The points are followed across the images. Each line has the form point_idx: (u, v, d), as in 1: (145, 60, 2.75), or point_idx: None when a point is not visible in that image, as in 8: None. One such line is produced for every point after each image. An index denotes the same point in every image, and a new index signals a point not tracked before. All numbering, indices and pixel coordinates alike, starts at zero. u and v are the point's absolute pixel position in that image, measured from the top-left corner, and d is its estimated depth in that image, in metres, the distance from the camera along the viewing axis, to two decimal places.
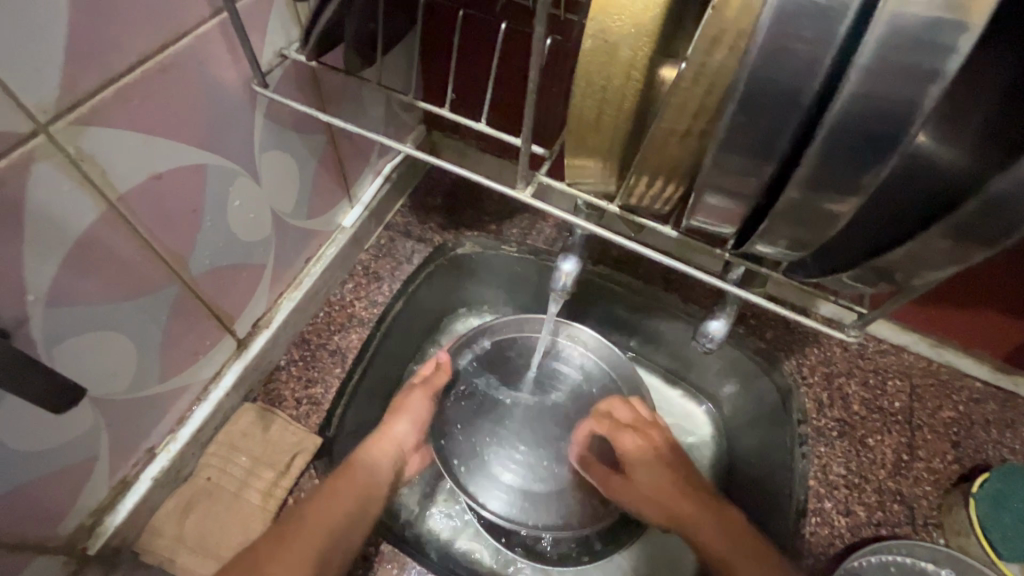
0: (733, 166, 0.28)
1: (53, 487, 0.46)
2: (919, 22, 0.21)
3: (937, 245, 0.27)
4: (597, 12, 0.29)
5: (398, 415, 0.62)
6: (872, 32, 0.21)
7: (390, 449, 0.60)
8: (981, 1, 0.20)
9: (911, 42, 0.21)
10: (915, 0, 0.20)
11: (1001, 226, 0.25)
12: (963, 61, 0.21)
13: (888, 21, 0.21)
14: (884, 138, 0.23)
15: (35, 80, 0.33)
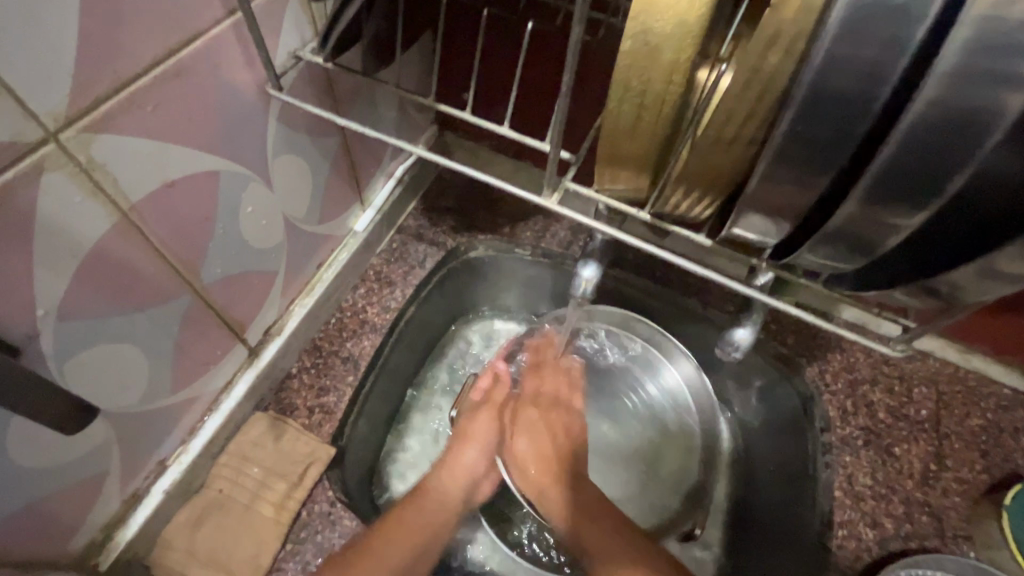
0: (786, 174, 0.26)
1: (65, 503, 0.45)
2: (1011, 25, 0.19)
3: (1012, 262, 0.26)
4: (640, 11, 0.27)
5: (465, 441, 0.61)
6: (956, 36, 0.20)
7: (461, 477, 0.60)
8: None
9: (998, 46, 0.20)
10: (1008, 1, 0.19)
11: None
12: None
13: (977, 24, 0.20)
14: (959, 148, 0.22)
15: (45, 87, 0.31)
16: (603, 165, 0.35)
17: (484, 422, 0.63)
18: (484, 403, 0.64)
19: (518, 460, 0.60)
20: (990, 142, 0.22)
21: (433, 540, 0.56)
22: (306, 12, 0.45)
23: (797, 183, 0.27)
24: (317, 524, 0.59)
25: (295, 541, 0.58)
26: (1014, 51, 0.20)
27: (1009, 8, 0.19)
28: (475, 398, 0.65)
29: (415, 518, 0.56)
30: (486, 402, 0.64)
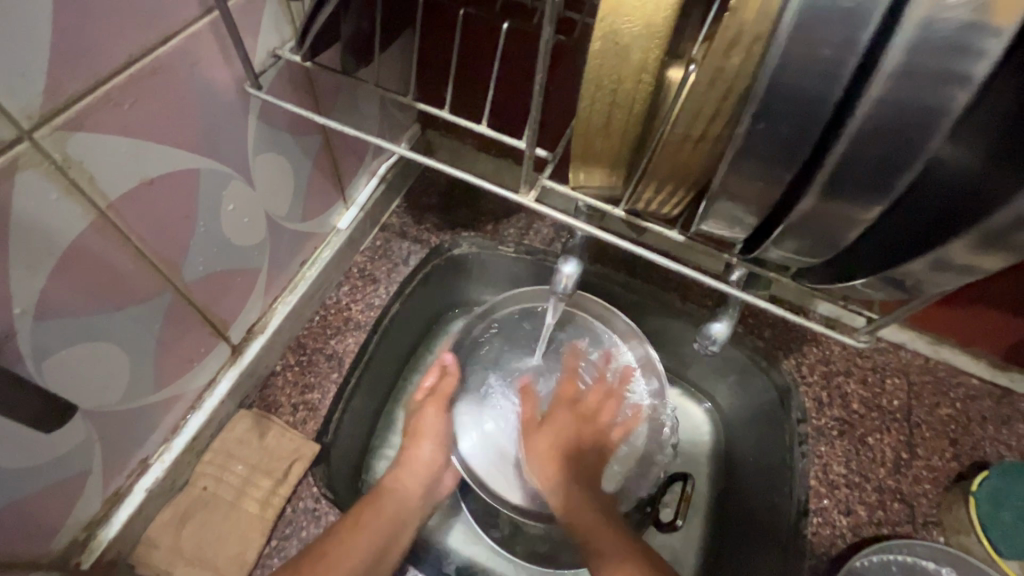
0: (750, 169, 0.27)
1: (45, 503, 0.45)
2: (950, 26, 0.21)
3: (962, 253, 0.27)
4: (608, 12, 0.28)
5: (419, 439, 0.63)
6: (902, 35, 0.21)
7: (419, 473, 0.62)
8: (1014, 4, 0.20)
9: (941, 47, 0.21)
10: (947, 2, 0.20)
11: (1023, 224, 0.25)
12: (993, 65, 0.21)
13: (917, 24, 0.21)
14: (908, 145, 0.24)
15: (19, 83, 0.31)
16: (578, 162, 0.36)
17: (432, 418, 0.64)
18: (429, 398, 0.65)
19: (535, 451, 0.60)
20: (938, 135, 0.23)
21: (388, 543, 0.57)
22: (284, 11, 0.45)
23: (761, 177, 0.27)
24: (302, 520, 0.60)
25: (280, 537, 0.58)
26: (957, 52, 0.21)
27: (949, 8, 0.21)
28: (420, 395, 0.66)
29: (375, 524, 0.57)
30: (432, 397, 0.65)
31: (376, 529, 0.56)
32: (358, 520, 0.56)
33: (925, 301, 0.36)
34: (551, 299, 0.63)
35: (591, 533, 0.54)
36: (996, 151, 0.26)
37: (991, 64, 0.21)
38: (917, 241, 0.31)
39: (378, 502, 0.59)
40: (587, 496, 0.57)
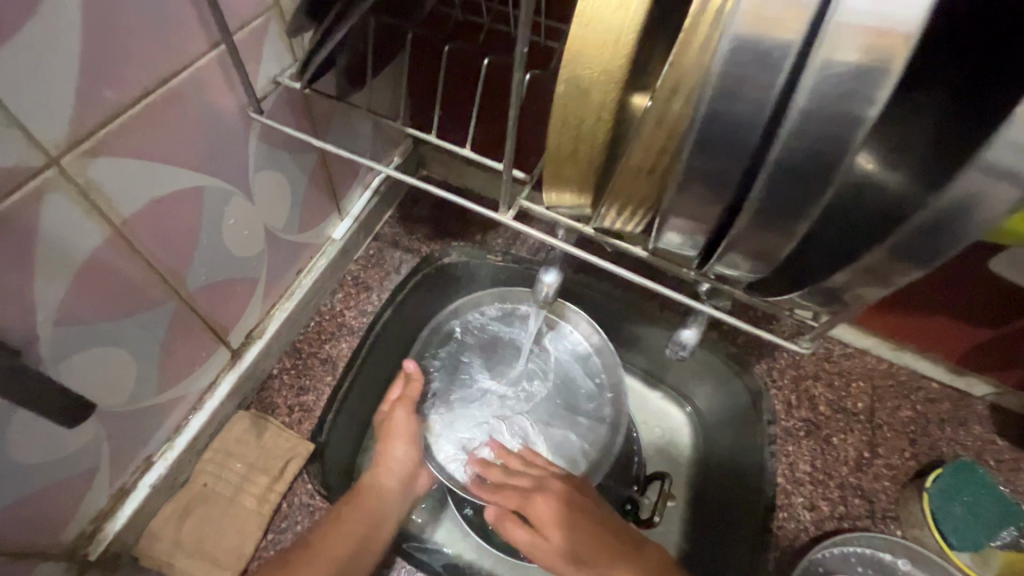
0: (693, 200, 0.31)
1: (55, 497, 0.48)
2: (844, 74, 0.24)
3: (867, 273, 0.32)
4: (569, 61, 0.32)
5: (391, 439, 0.65)
6: (805, 81, 0.24)
7: (397, 471, 0.64)
8: (895, 55, 0.24)
9: (838, 91, 0.25)
10: (839, 55, 0.24)
11: (933, 245, 0.28)
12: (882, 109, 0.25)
13: (817, 73, 0.24)
14: (818, 174, 0.27)
15: (50, 115, 0.35)
16: (550, 187, 0.40)
17: (402, 420, 0.66)
18: (399, 401, 0.68)
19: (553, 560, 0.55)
20: (842, 166, 0.26)
21: (374, 531, 0.60)
22: (285, 44, 0.50)
23: (704, 207, 0.31)
24: (298, 515, 0.63)
25: (276, 531, 0.62)
26: (852, 94, 0.25)
27: (841, 59, 0.24)
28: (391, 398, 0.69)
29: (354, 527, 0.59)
30: (400, 401, 0.67)
31: (362, 518, 0.60)
32: (343, 512, 0.59)
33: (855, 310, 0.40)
34: (534, 305, 0.67)
35: None
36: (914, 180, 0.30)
37: (880, 108, 0.25)
38: (838, 258, 0.35)
39: (357, 499, 0.61)
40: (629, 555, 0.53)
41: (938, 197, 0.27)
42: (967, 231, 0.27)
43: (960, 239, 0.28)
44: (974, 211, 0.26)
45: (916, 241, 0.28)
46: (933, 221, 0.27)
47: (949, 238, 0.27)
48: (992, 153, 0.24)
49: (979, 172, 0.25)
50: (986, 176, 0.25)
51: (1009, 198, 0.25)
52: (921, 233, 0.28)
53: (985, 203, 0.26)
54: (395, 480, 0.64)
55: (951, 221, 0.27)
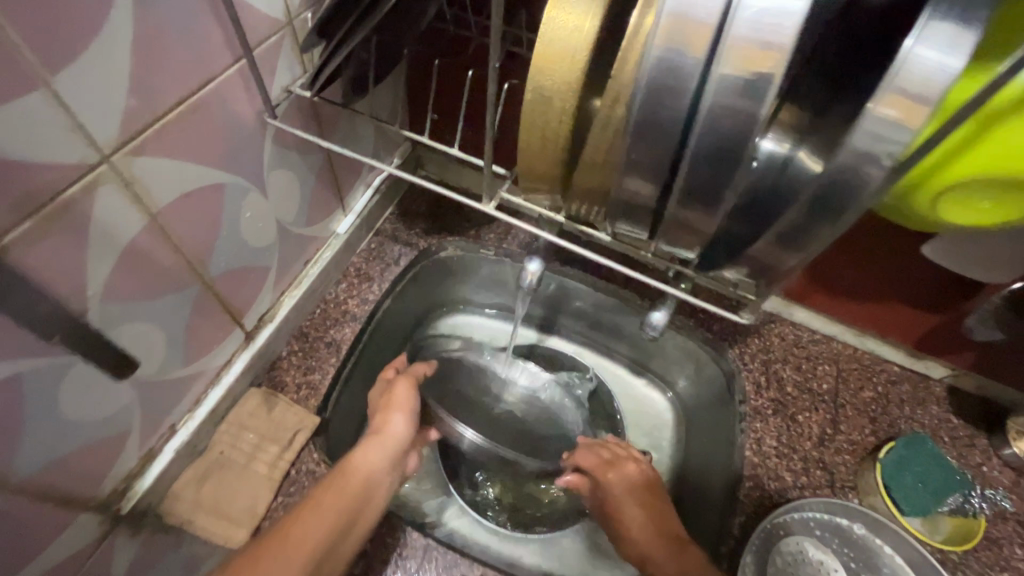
0: (636, 187, 0.38)
1: (95, 454, 0.54)
2: (739, 83, 0.30)
3: (774, 252, 0.38)
4: (533, 75, 0.39)
5: (389, 411, 0.69)
6: (708, 89, 0.31)
7: (389, 445, 0.67)
8: (777, 67, 0.30)
9: (735, 96, 0.31)
10: (733, 69, 0.30)
11: (837, 204, 0.32)
12: (769, 111, 0.31)
13: (718, 81, 0.31)
14: (727, 163, 0.33)
15: (104, 120, 0.41)
16: (523, 179, 0.46)
17: (403, 392, 0.71)
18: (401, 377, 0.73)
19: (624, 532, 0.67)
20: (745, 157, 0.33)
21: (356, 510, 0.61)
22: (297, 57, 0.56)
23: (644, 194, 0.38)
24: (304, 480, 0.70)
25: (285, 494, 0.69)
26: (747, 99, 0.31)
27: (735, 71, 0.30)
28: (388, 376, 0.74)
29: (341, 493, 0.61)
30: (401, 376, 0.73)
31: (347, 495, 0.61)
32: (331, 490, 0.61)
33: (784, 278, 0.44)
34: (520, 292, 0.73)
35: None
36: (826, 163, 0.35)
37: (769, 108, 0.31)
38: (753, 233, 0.41)
39: (344, 478, 0.62)
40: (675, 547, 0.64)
41: (833, 159, 0.31)
42: (849, 210, 0.32)
43: (844, 213, 0.33)
44: (853, 176, 0.31)
45: (816, 209, 0.33)
46: (820, 197, 0.32)
47: (842, 197, 0.32)
48: (857, 141, 0.30)
49: (848, 157, 0.30)
50: (854, 158, 0.30)
51: (872, 180, 0.31)
52: (818, 198, 0.32)
53: (854, 180, 0.31)
54: (387, 451, 0.67)
55: (834, 197, 0.32)
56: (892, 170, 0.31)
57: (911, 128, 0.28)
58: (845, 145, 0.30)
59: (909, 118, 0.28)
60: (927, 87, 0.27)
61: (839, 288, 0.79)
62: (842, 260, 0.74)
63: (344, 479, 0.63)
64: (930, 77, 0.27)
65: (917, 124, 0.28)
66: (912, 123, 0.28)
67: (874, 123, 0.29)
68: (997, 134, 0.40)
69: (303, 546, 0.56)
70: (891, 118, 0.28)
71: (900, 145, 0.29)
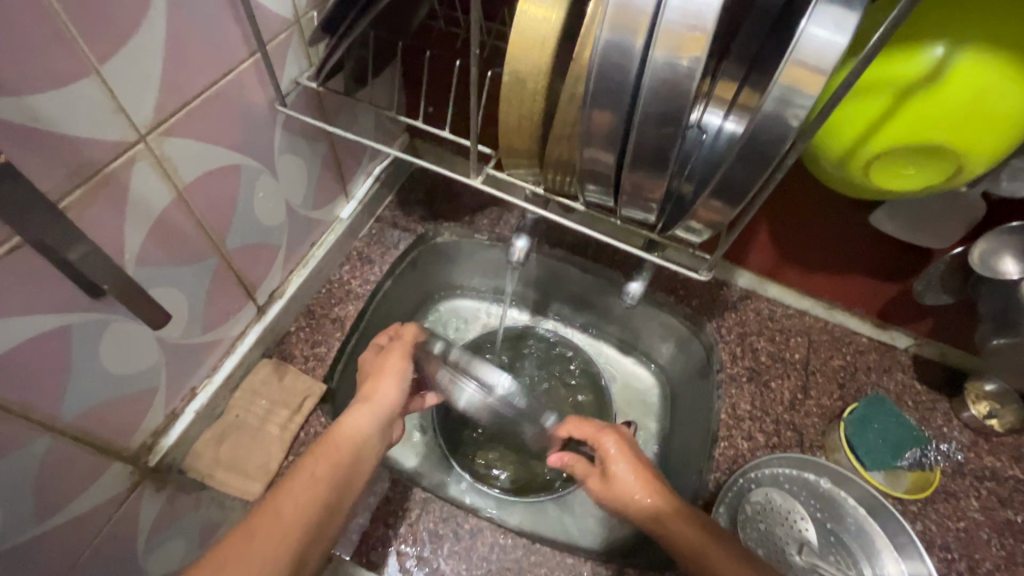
0: (597, 154, 0.44)
1: (127, 407, 0.60)
2: (673, 58, 0.37)
3: (715, 208, 0.44)
4: (510, 60, 0.45)
5: (381, 375, 0.70)
6: (648, 66, 0.37)
7: (377, 410, 0.68)
8: (702, 47, 0.36)
9: (671, 70, 0.37)
10: (668, 49, 0.37)
11: (759, 161, 0.39)
12: (699, 83, 0.37)
13: (655, 58, 0.37)
14: (669, 129, 0.40)
15: (140, 105, 0.48)
16: (504, 153, 0.52)
17: (395, 360, 0.71)
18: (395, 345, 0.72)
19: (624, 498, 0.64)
20: (683, 123, 0.39)
21: (344, 479, 0.62)
22: (304, 52, 0.63)
23: (604, 160, 0.44)
24: (312, 442, 0.76)
25: (295, 453, 0.75)
26: (680, 73, 0.37)
27: (669, 50, 0.37)
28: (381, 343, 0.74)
29: (333, 461, 0.62)
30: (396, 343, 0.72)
31: (334, 460, 0.62)
32: (319, 455, 0.62)
33: (734, 235, 0.50)
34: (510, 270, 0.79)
35: (694, 553, 0.59)
36: None
37: (699, 81, 0.37)
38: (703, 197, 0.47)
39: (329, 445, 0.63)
40: (678, 513, 0.62)
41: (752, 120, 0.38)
42: (770, 161, 0.39)
43: (770, 165, 0.39)
44: (769, 137, 0.38)
45: (742, 166, 0.40)
46: (745, 154, 0.39)
47: (761, 155, 0.38)
48: (768, 105, 0.36)
49: (764, 118, 0.37)
50: (769, 120, 0.37)
51: (787, 136, 0.37)
52: (743, 156, 0.39)
53: (772, 135, 0.37)
54: (373, 418, 0.67)
55: (759, 152, 0.38)
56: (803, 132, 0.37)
57: (811, 94, 0.35)
58: (760, 109, 0.37)
59: (810, 85, 0.35)
60: (821, 59, 0.34)
61: (806, 262, 0.86)
62: (809, 235, 0.81)
63: (336, 446, 0.63)
64: (822, 51, 0.34)
65: (814, 90, 0.35)
66: (810, 89, 0.35)
67: (781, 91, 0.36)
68: (911, 106, 0.47)
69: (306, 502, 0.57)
70: (795, 86, 0.35)
71: (804, 108, 0.36)
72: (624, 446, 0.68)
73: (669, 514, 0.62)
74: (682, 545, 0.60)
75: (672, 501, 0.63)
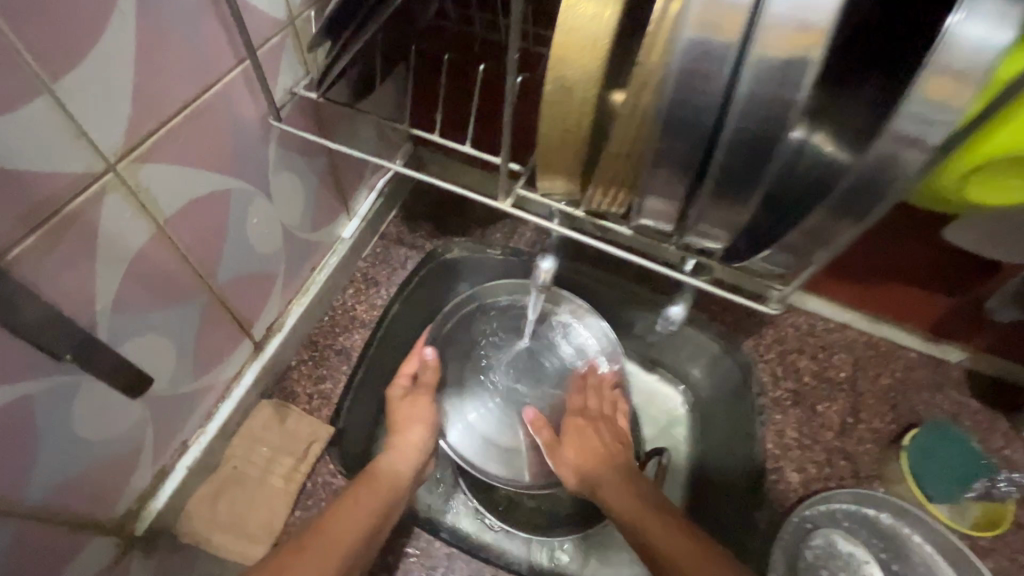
0: (666, 177, 0.36)
1: (107, 473, 0.53)
2: (778, 61, 0.29)
3: (804, 241, 0.37)
4: (554, 64, 0.38)
5: (408, 424, 0.70)
6: (745, 72, 0.30)
7: (413, 455, 0.68)
8: (818, 45, 0.28)
9: (773, 77, 0.30)
10: (772, 49, 0.29)
11: (872, 196, 0.32)
12: (810, 92, 0.30)
13: (755, 63, 0.29)
14: (764, 148, 0.32)
15: (107, 128, 0.40)
16: (541, 173, 0.44)
17: (423, 404, 0.72)
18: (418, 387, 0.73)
19: (567, 465, 0.70)
20: (783, 142, 0.32)
21: (389, 514, 0.63)
22: (300, 57, 0.55)
23: (674, 185, 0.36)
24: (321, 492, 0.69)
25: (303, 507, 0.68)
26: (785, 81, 0.30)
27: (773, 51, 0.29)
28: (405, 383, 0.73)
29: (376, 490, 0.63)
30: (418, 387, 0.73)
31: (379, 495, 0.63)
32: (362, 494, 0.62)
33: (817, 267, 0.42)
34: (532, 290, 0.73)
35: (632, 517, 0.61)
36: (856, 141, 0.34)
37: (809, 88, 0.30)
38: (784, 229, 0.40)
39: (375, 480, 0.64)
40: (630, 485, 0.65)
41: (866, 153, 0.31)
42: (888, 187, 0.31)
43: (891, 194, 0.32)
44: (891, 168, 0.31)
45: (849, 201, 0.33)
46: (855, 186, 0.32)
47: (874, 187, 0.32)
48: (899, 124, 0.29)
49: (878, 157, 0.30)
50: (895, 145, 0.30)
51: (909, 169, 0.30)
52: (852, 191, 0.32)
53: (891, 174, 0.31)
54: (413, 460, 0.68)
55: (876, 180, 0.31)
56: (933, 154, 0.30)
57: (957, 108, 0.28)
58: (887, 130, 0.29)
59: (954, 97, 0.27)
60: (973, 66, 0.27)
61: (850, 273, 0.79)
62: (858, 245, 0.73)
63: (375, 482, 0.64)
64: (977, 54, 0.26)
65: (962, 103, 0.27)
66: (958, 102, 0.27)
67: (918, 107, 0.28)
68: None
69: (339, 549, 0.56)
70: (935, 101, 0.28)
71: (947, 126, 0.28)
72: (603, 420, 0.73)
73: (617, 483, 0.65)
74: (623, 511, 0.62)
75: (626, 474, 0.66)
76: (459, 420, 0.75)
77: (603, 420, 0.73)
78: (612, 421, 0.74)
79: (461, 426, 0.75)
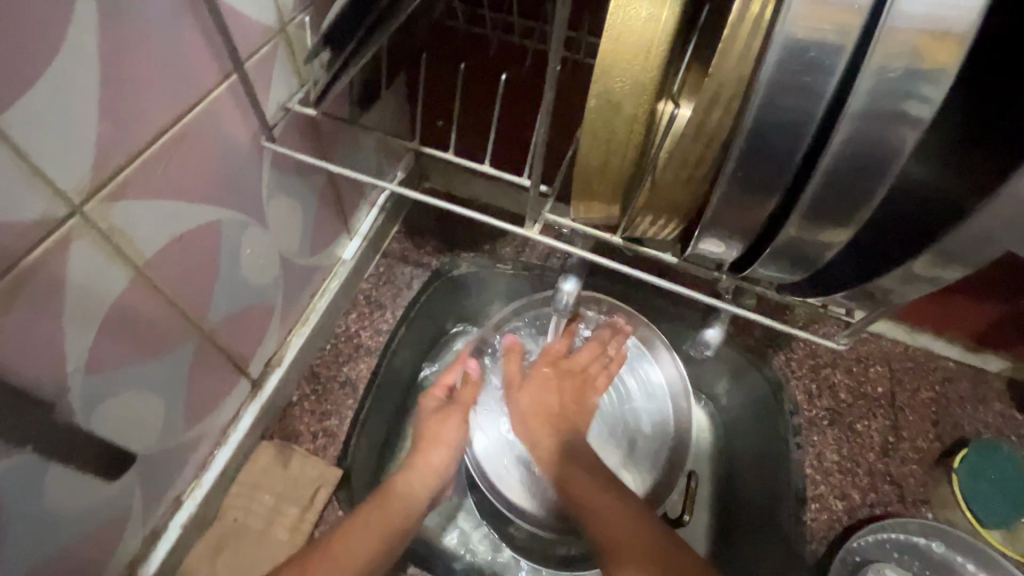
0: (738, 210, 0.30)
1: (90, 546, 0.47)
2: (902, 71, 0.24)
3: (898, 280, 0.31)
4: (600, 76, 0.32)
5: (434, 444, 0.60)
6: (861, 84, 0.24)
7: (432, 478, 0.60)
8: (951, 54, 0.23)
9: (893, 91, 0.24)
10: (896, 58, 0.23)
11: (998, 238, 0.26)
12: (934, 108, 0.24)
13: (874, 73, 0.24)
14: (871, 175, 0.26)
15: (69, 165, 0.33)
16: (578, 200, 0.38)
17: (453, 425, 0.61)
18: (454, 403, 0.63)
19: (520, 413, 0.60)
20: (895, 168, 0.26)
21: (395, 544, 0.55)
22: (293, 66, 0.48)
23: (748, 218, 0.31)
24: None
25: None
26: (909, 95, 0.24)
27: (896, 59, 0.23)
28: (440, 395, 0.64)
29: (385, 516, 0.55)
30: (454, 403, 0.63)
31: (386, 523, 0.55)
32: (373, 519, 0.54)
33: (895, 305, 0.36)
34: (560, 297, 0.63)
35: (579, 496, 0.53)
36: (962, 164, 0.29)
37: (936, 103, 0.24)
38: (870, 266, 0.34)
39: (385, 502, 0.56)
40: (579, 459, 0.56)
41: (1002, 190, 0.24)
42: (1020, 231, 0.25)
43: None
44: None
45: (969, 240, 0.27)
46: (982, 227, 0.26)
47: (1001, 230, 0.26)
48: None
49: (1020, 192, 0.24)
50: None
51: None
52: (977, 233, 0.26)
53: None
54: (430, 484, 0.60)
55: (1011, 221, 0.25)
56: None
57: None
58: None
59: None
60: None
61: None
62: None
63: (387, 506, 0.56)
64: None
65: None
66: None
67: None
68: None
69: None
70: None
71: None
72: (575, 371, 0.62)
73: (567, 452, 0.57)
74: (572, 483, 0.55)
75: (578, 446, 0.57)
76: (490, 429, 0.65)
77: (579, 376, 0.62)
78: (592, 377, 0.62)
79: (495, 434, 0.64)
